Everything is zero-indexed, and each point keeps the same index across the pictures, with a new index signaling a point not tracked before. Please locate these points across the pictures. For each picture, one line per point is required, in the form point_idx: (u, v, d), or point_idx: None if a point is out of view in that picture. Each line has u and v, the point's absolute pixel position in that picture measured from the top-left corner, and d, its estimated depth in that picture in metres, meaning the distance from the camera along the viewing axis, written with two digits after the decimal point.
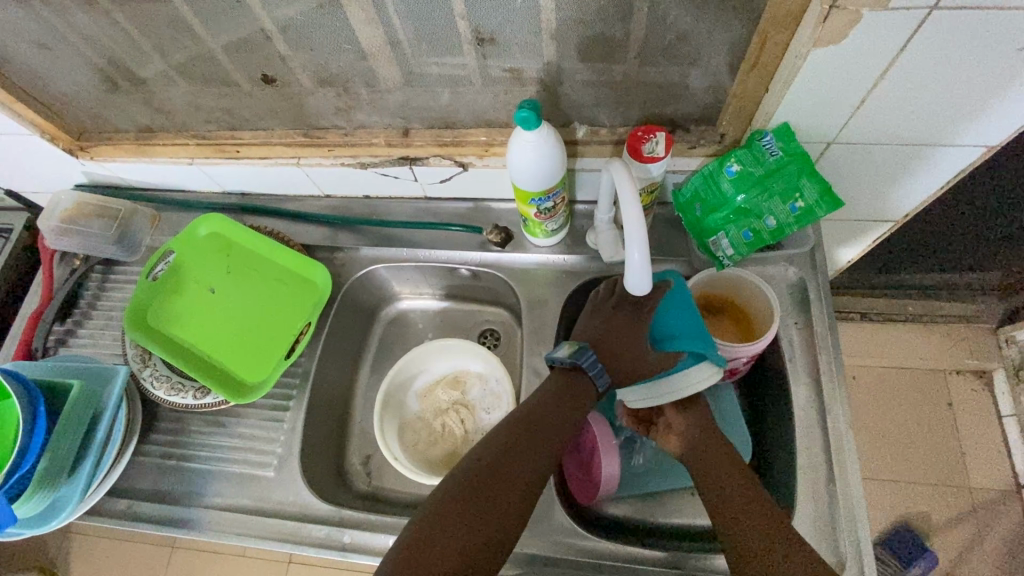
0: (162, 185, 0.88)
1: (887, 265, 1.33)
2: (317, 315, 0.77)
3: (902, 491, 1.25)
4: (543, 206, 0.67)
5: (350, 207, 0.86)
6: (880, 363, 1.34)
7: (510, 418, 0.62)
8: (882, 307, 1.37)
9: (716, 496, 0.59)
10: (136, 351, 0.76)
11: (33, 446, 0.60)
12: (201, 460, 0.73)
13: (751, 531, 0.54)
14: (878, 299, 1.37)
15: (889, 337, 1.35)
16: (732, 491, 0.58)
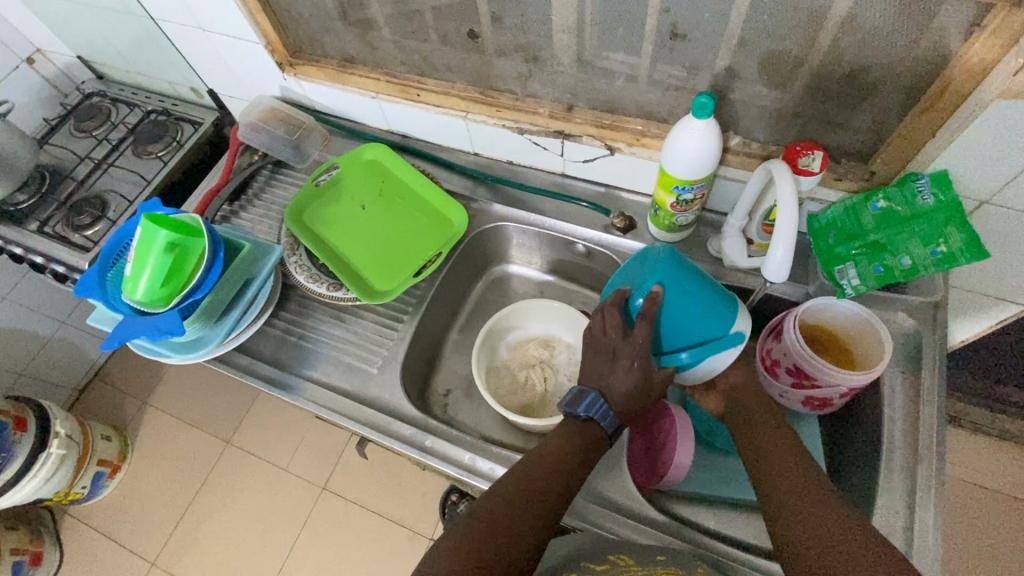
0: (339, 112, 1.00)
1: (991, 376, 1.27)
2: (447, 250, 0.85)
3: None
4: (683, 196, 0.72)
5: (493, 167, 0.94)
6: (960, 473, 1.26)
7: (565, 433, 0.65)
8: (973, 417, 1.30)
9: (758, 458, 0.64)
10: (288, 239, 0.87)
11: (206, 282, 0.71)
12: (317, 342, 0.82)
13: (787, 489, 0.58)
14: (972, 407, 1.30)
15: (975, 450, 1.28)
16: (774, 454, 0.62)
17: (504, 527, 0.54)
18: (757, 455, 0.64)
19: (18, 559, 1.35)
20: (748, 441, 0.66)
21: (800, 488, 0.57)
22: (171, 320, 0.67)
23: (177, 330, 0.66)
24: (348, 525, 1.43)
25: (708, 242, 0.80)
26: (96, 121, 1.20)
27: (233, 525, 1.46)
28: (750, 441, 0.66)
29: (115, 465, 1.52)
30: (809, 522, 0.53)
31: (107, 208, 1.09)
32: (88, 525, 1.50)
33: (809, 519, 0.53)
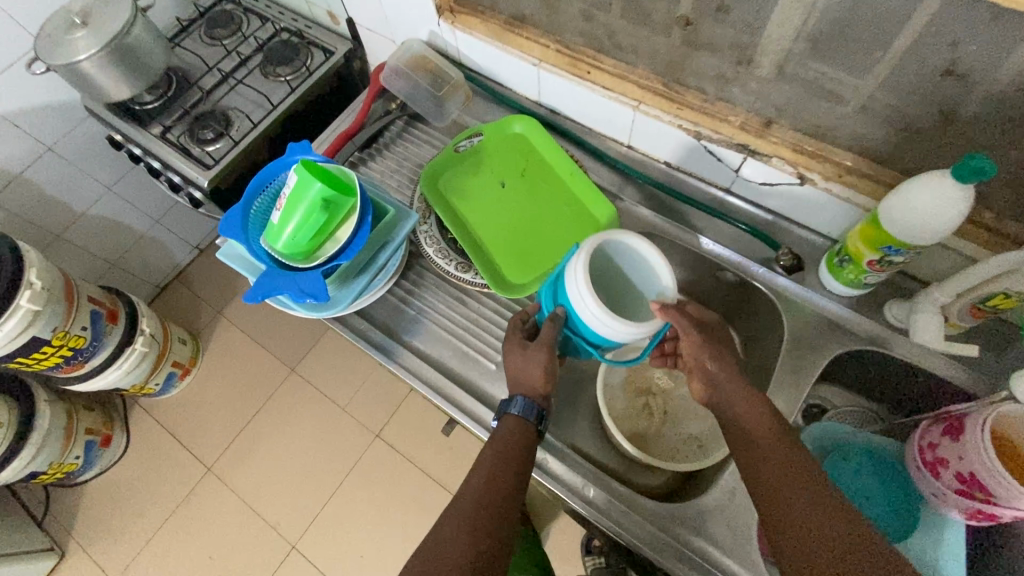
0: (488, 70, 0.91)
1: None
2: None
3: None
4: (890, 257, 0.62)
5: (646, 167, 0.85)
6: None
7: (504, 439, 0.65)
8: None
9: (754, 477, 0.54)
10: (421, 205, 0.82)
11: (352, 250, 0.67)
12: (436, 322, 0.78)
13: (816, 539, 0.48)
14: None
15: None
16: (773, 469, 0.53)
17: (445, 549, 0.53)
18: (773, 498, 0.52)
19: (90, 439, 1.43)
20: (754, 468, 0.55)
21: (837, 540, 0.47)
22: (317, 285, 0.63)
23: (324, 298, 0.63)
24: (393, 476, 1.46)
25: (888, 305, 0.71)
26: (227, 30, 1.15)
27: (287, 450, 1.51)
28: (744, 456, 0.57)
29: (186, 369, 1.57)
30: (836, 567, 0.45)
31: (230, 126, 1.05)
32: (154, 418, 1.57)
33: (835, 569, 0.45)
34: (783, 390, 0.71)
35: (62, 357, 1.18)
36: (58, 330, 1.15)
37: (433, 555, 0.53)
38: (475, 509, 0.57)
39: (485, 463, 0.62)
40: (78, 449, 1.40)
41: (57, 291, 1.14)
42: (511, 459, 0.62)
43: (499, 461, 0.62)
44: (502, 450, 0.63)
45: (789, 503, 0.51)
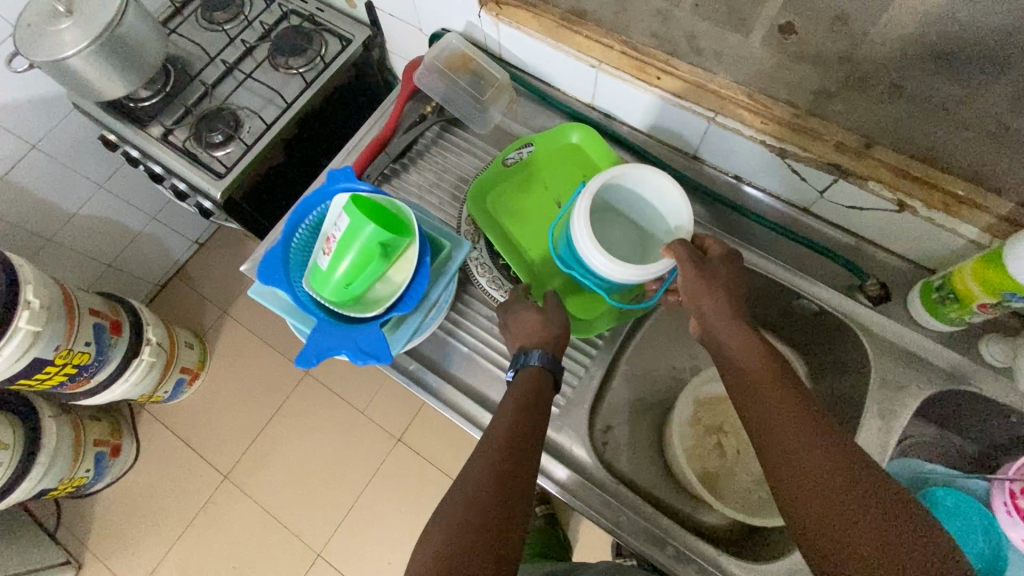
0: (535, 69, 0.81)
1: None
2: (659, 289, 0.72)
3: None
4: (1010, 301, 0.57)
5: (714, 182, 0.78)
6: None
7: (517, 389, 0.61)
8: None
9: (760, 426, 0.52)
10: (470, 229, 0.76)
11: (411, 298, 0.59)
12: (490, 359, 0.72)
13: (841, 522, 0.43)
14: None
15: None
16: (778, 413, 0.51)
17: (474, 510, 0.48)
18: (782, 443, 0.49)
19: (100, 450, 1.37)
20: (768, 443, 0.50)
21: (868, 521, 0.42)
22: (379, 345, 0.56)
23: (386, 359, 0.55)
24: (418, 482, 1.42)
25: (986, 343, 0.66)
26: (229, 13, 1.02)
27: (307, 456, 1.46)
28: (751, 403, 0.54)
29: (195, 373, 1.50)
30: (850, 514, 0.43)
31: (240, 127, 0.95)
32: (164, 425, 1.51)
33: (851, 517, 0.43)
34: (871, 433, 0.66)
35: (66, 375, 1.10)
36: (61, 348, 1.07)
37: (453, 510, 0.49)
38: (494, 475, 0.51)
39: (501, 421, 0.57)
40: (88, 461, 1.34)
41: (57, 307, 1.05)
42: (529, 418, 0.57)
43: (516, 421, 0.57)
44: (518, 406, 0.58)
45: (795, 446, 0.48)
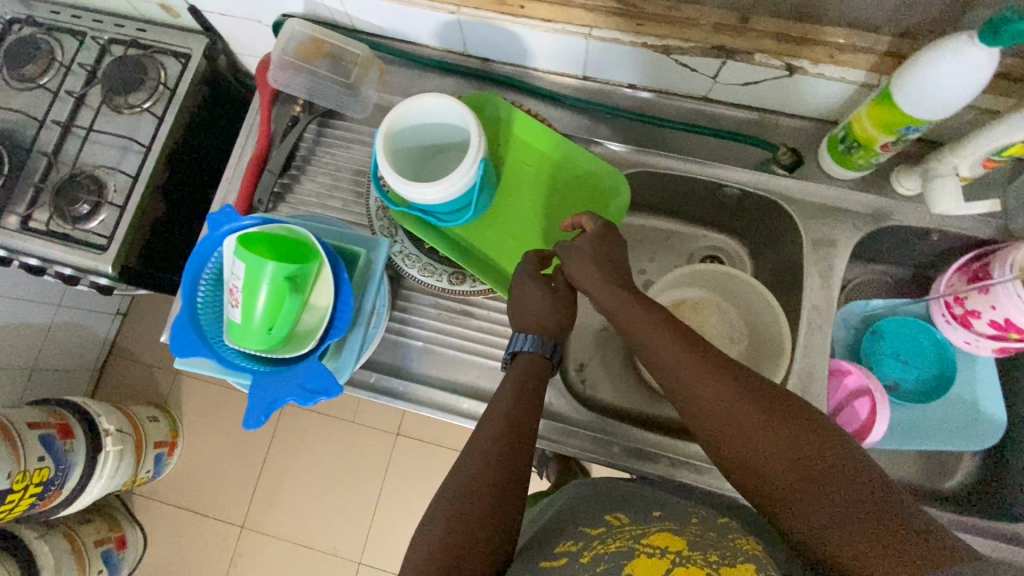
0: (396, 32, 0.76)
1: None
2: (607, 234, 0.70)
3: None
4: (906, 135, 0.59)
5: (610, 96, 0.75)
6: None
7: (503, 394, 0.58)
8: None
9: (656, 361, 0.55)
10: (382, 222, 0.71)
11: (342, 319, 0.55)
12: (444, 344, 0.71)
13: (776, 473, 0.45)
14: None
15: None
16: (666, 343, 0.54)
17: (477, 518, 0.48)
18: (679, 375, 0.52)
19: (105, 548, 1.33)
20: (687, 402, 0.51)
21: (804, 467, 0.44)
22: (323, 378, 0.52)
23: (336, 390, 0.52)
24: (428, 466, 1.44)
25: (895, 177, 0.69)
26: (40, 65, 0.89)
27: (315, 480, 1.45)
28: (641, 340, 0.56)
29: (172, 443, 1.45)
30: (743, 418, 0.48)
31: (105, 188, 0.86)
32: (160, 500, 1.47)
33: (742, 421, 0.48)
34: (815, 295, 0.69)
35: (33, 497, 1.05)
36: (15, 474, 1.02)
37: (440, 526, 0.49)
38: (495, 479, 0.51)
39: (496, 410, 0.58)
40: (98, 563, 1.30)
41: None
42: (525, 397, 0.58)
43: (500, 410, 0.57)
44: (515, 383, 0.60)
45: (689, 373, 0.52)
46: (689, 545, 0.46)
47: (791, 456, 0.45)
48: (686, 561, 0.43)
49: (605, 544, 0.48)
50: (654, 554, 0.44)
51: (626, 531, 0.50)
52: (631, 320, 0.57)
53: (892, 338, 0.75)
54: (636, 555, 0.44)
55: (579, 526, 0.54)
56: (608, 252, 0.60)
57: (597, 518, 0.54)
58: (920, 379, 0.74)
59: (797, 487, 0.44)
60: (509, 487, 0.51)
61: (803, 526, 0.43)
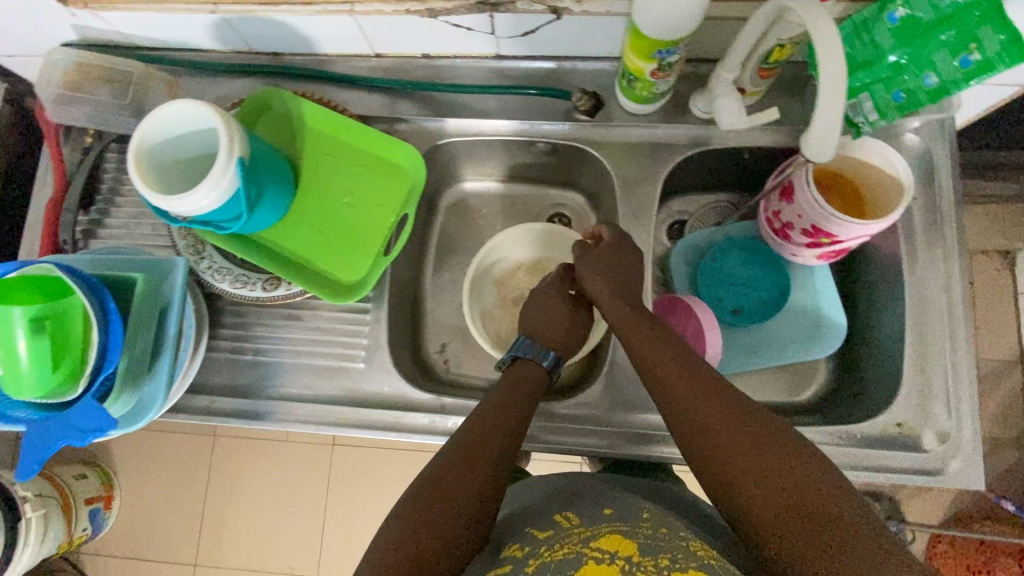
0: (175, 41, 0.72)
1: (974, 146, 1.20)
2: (411, 210, 0.68)
3: None
4: (666, 60, 0.57)
5: (407, 70, 0.73)
6: None
7: (490, 397, 0.61)
8: None
9: (660, 384, 0.55)
10: (187, 241, 0.68)
11: (113, 344, 0.53)
12: (276, 353, 0.69)
13: (761, 497, 0.44)
14: None
15: None
16: (673, 368, 0.54)
17: (439, 512, 0.50)
18: (681, 396, 0.52)
19: None
20: (684, 421, 0.51)
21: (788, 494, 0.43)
22: (97, 415, 0.52)
23: (111, 425, 0.52)
24: (370, 469, 1.44)
25: (692, 102, 0.68)
26: None
27: (261, 505, 1.44)
28: (647, 366, 0.57)
29: (108, 496, 1.43)
30: (741, 441, 0.47)
31: None
32: (109, 555, 1.45)
33: (739, 444, 0.47)
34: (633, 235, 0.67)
35: None
36: None
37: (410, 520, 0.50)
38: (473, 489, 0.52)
39: (483, 414, 0.59)
40: None
41: None
42: (508, 410, 0.59)
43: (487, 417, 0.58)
44: (512, 393, 0.61)
45: (688, 397, 0.52)
46: (639, 547, 0.49)
47: (785, 485, 0.44)
48: (636, 568, 0.46)
49: (553, 549, 0.50)
50: (604, 559, 0.47)
51: (575, 534, 0.51)
52: (640, 346, 0.58)
53: (721, 270, 0.75)
54: (585, 561, 0.47)
55: (526, 526, 0.55)
56: (614, 264, 0.64)
57: (544, 518, 0.55)
58: (759, 300, 0.74)
59: (780, 514, 0.42)
60: (488, 498, 0.52)
61: (781, 554, 0.41)
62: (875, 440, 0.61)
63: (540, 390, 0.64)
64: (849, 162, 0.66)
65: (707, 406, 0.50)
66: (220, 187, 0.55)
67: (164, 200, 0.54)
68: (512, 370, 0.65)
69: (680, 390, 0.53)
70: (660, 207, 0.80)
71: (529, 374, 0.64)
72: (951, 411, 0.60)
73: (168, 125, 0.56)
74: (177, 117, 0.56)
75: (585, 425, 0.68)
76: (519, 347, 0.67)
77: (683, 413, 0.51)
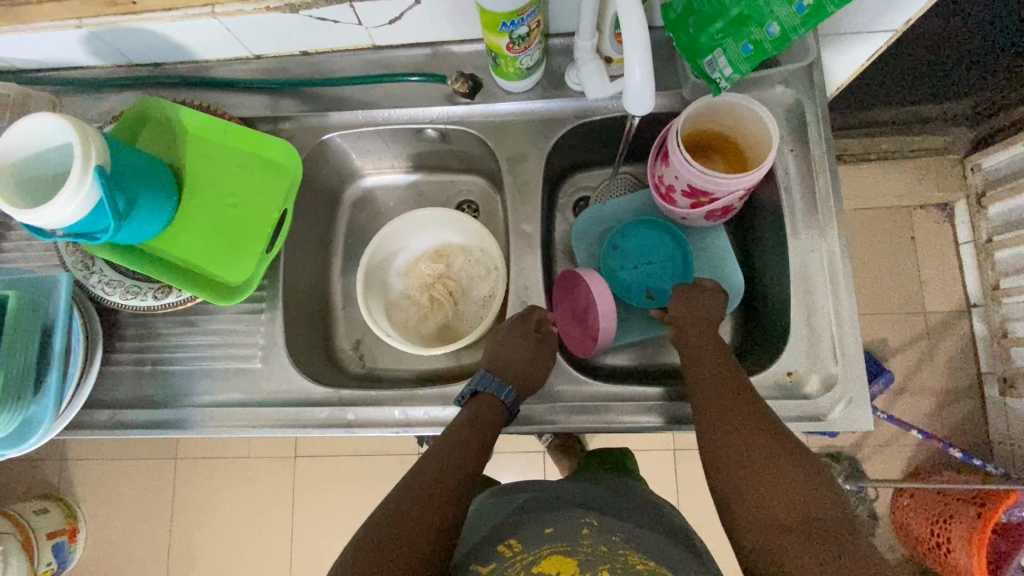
0: (53, 61, 0.72)
1: (896, 100, 1.20)
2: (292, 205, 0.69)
3: (882, 323, 1.29)
4: (516, 32, 0.58)
5: (288, 69, 0.73)
6: (869, 206, 1.30)
7: (457, 419, 0.62)
8: (884, 147, 1.28)
9: (707, 405, 0.57)
10: (75, 257, 0.68)
11: None
12: (177, 361, 0.69)
13: (786, 537, 0.46)
14: (879, 139, 1.28)
15: (874, 176, 1.30)
16: (725, 395, 0.57)
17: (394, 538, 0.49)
18: (726, 422, 0.55)
19: None
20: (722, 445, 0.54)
21: (786, 496, 0.49)
22: None
23: None
24: (334, 478, 1.42)
25: (566, 75, 0.68)
26: None
27: (228, 525, 1.43)
28: (699, 386, 0.59)
29: (72, 529, 1.41)
30: (781, 481, 0.50)
31: None
32: None
33: (779, 483, 0.50)
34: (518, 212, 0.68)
35: None
36: None
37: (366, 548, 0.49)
38: (430, 518, 0.52)
39: (444, 442, 0.59)
40: None
41: None
42: (465, 443, 0.59)
43: (442, 459, 0.57)
44: (467, 430, 0.60)
45: (737, 425, 0.54)
46: (581, 567, 0.45)
47: (814, 533, 0.46)
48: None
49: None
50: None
51: (516, 562, 0.47)
52: (699, 369, 0.61)
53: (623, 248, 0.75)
54: None
55: (473, 563, 0.50)
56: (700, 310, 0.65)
57: (490, 551, 0.50)
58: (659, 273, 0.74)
59: (806, 553, 0.44)
60: (448, 525, 0.52)
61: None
62: (767, 391, 0.61)
63: (501, 426, 0.63)
64: (724, 120, 0.67)
65: (755, 440, 0.53)
66: (67, 200, 0.53)
67: (19, 216, 0.54)
68: (474, 407, 0.63)
69: (727, 414, 0.55)
70: (562, 183, 0.81)
71: (490, 415, 0.62)
72: (837, 356, 0.61)
73: (36, 145, 0.57)
74: (41, 138, 0.56)
75: (556, 402, 0.66)
76: (482, 382, 0.64)
77: (725, 437, 0.54)
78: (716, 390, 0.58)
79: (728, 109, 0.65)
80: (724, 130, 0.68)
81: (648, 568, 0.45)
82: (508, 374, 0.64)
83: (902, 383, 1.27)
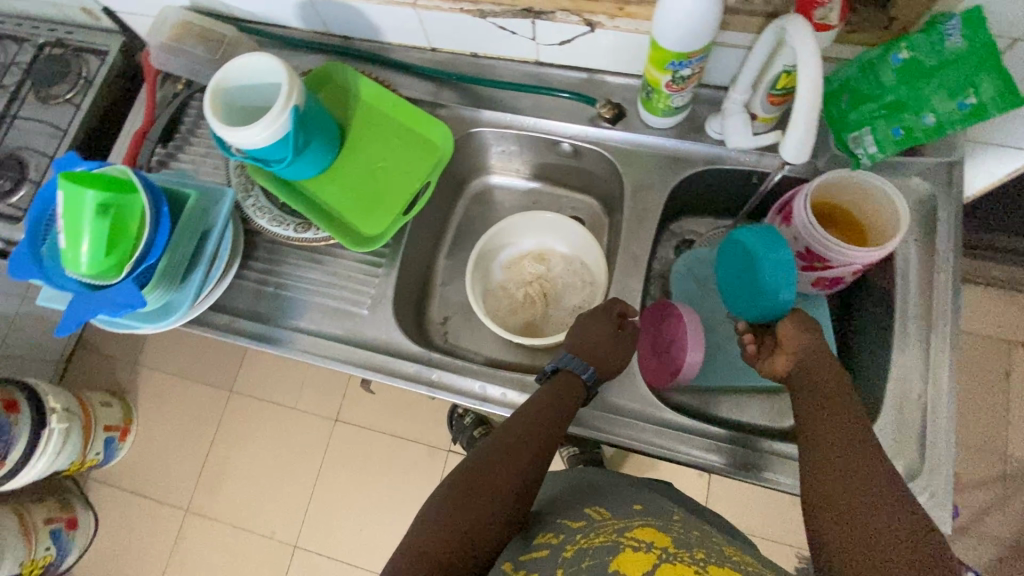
0: (266, 16, 0.84)
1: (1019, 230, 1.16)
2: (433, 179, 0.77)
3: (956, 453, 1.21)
4: (680, 72, 0.63)
5: (457, 65, 0.82)
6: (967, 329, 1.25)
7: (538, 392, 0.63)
8: (995, 274, 1.24)
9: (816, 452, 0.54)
10: (240, 179, 0.78)
11: (158, 242, 0.63)
12: (294, 289, 0.76)
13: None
14: (993, 265, 1.23)
15: (978, 301, 1.25)
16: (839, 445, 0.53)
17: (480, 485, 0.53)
18: (835, 471, 0.51)
19: (54, 527, 1.40)
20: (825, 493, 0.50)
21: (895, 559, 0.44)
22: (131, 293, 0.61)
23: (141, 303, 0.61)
24: (364, 451, 1.46)
25: (707, 123, 0.73)
26: None
27: (257, 466, 1.49)
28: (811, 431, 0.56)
29: (124, 428, 1.52)
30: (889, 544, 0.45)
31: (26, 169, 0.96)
32: (113, 484, 1.54)
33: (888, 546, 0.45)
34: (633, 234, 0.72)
35: None
36: None
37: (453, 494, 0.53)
38: (509, 481, 0.54)
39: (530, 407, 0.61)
40: (44, 539, 1.38)
41: None
42: (546, 416, 0.60)
43: (525, 427, 0.59)
44: (550, 403, 0.61)
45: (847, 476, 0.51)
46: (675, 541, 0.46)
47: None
48: (673, 557, 0.43)
49: (588, 537, 0.48)
50: (641, 546, 0.44)
51: (610, 524, 0.49)
52: (813, 413, 0.57)
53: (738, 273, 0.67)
54: (621, 547, 0.45)
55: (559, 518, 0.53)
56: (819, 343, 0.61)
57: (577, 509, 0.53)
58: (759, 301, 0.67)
59: None
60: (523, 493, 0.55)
61: None
62: None
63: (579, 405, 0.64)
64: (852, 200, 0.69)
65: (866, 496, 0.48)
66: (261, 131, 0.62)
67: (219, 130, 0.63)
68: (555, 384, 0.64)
69: (837, 461, 0.52)
70: (672, 222, 0.84)
71: (569, 389, 0.64)
72: (923, 450, 0.60)
73: (250, 77, 0.67)
74: (257, 72, 0.66)
75: (624, 418, 0.68)
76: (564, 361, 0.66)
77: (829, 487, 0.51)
78: (830, 438, 0.54)
79: (864, 190, 0.66)
80: (848, 210, 0.69)
81: (746, 560, 0.45)
82: (591, 356, 0.66)
83: (966, 522, 1.18)
